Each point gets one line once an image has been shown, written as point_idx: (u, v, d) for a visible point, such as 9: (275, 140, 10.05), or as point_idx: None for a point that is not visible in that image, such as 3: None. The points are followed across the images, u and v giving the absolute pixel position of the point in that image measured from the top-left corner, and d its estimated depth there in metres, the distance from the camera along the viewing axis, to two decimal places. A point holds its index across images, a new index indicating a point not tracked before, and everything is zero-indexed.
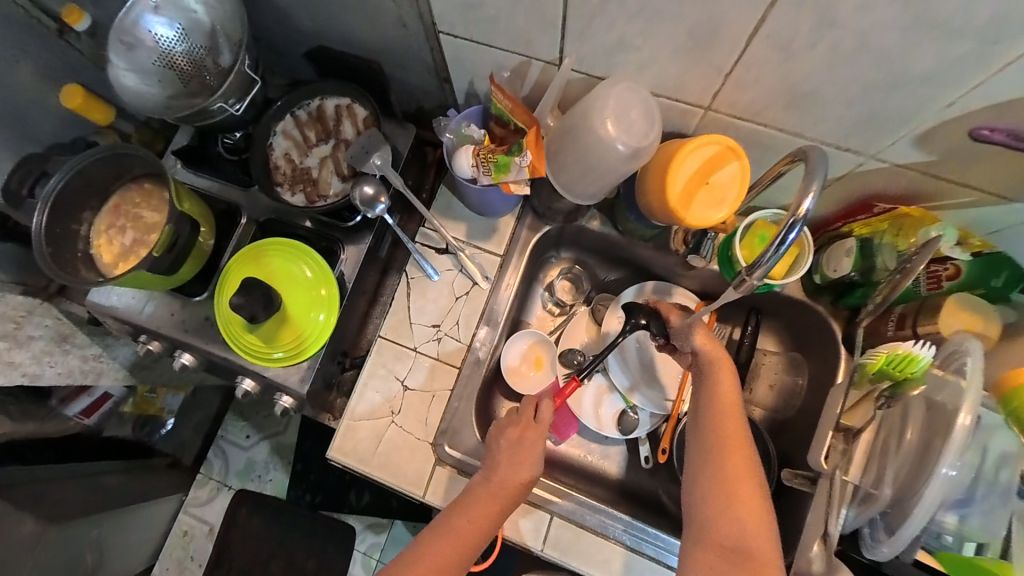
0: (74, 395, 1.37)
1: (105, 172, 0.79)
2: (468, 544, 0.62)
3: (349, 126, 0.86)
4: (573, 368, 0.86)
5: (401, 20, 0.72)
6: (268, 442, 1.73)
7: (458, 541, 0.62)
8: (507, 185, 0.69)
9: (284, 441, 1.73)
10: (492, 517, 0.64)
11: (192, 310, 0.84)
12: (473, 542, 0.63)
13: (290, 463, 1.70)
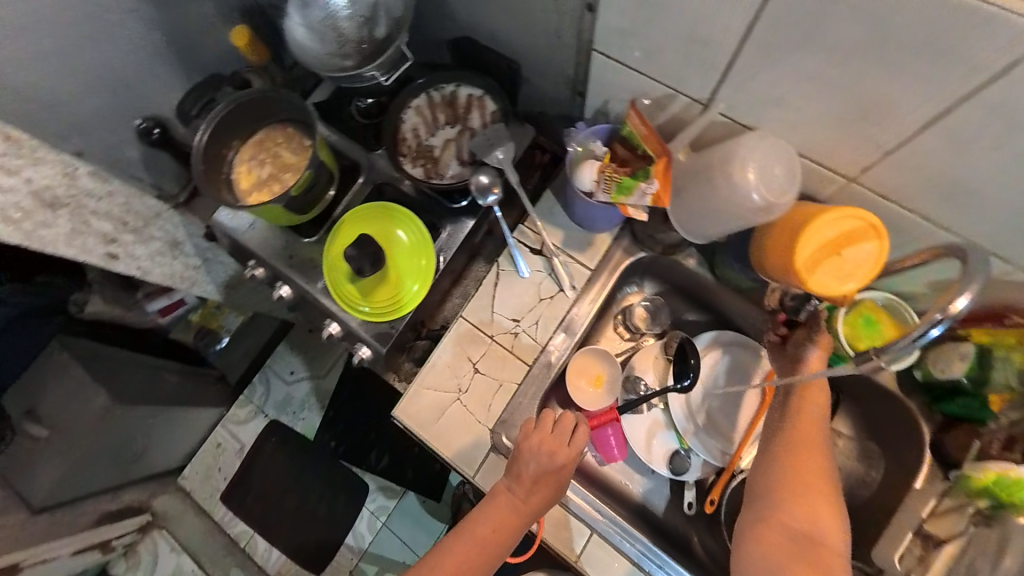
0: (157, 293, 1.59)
1: (259, 110, 0.87)
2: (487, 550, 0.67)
3: (477, 117, 0.90)
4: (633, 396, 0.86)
5: (558, 31, 0.76)
6: (308, 383, 1.84)
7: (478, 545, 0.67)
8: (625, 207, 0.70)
9: (323, 386, 1.83)
10: (512, 526, 0.68)
11: (299, 249, 0.91)
12: (491, 547, 0.68)
13: (324, 407, 1.80)
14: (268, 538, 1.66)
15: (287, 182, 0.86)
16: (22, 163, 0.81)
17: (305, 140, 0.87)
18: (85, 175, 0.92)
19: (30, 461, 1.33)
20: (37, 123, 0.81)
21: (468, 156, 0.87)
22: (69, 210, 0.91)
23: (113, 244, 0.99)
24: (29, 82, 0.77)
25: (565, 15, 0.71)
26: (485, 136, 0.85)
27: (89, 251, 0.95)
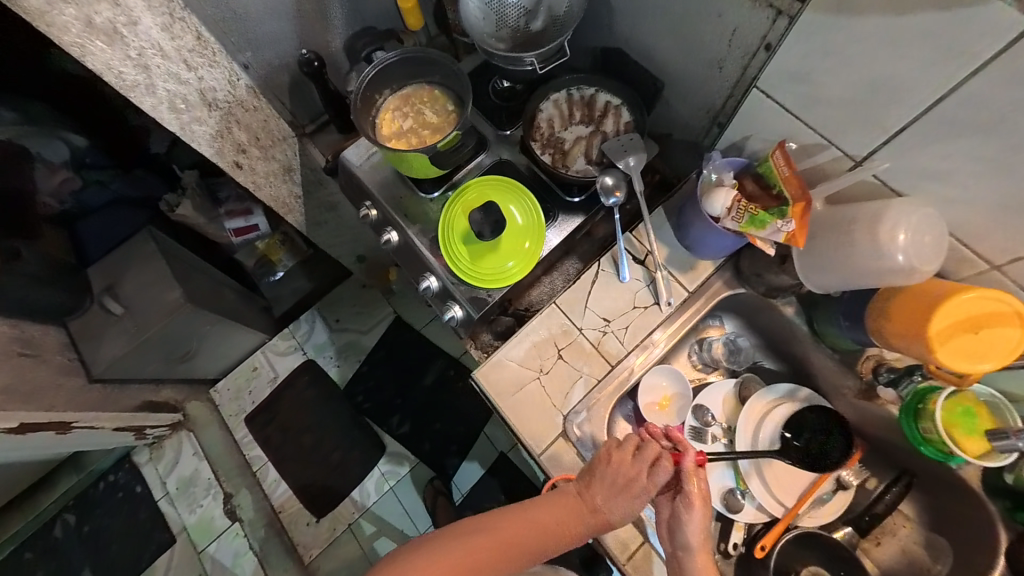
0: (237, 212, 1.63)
1: (413, 68, 0.91)
2: (538, 541, 0.69)
3: (611, 123, 0.91)
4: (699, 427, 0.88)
5: (720, 61, 0.75)
6: (349, 334, 1.90)
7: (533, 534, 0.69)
8: (752, 238, 0.71)
9: (362, 341, 1.88)
10: (569, 532, 0.69)
11: (415, 205, 0.96)
12: (544, 541, 0.69)
13: (359, 361, 1.86)
14: (279, 469, 1.72)
15: (427, 137, 0.90)
16: (200, 63, 0.88)
17: (450, 105, 0.91)
18: (243, 88, 0.98)
19: (99, 332, 1.42)
20: (223, 31, 0.88)
21: (597, 156, 0.89)
22: (218, 113, 0.97)
23: (241, 155, 1.08)
24: None
25: (734, 48, 0.72)
26: (620, 142, 0.85)
27: (221, 155, 1.04)
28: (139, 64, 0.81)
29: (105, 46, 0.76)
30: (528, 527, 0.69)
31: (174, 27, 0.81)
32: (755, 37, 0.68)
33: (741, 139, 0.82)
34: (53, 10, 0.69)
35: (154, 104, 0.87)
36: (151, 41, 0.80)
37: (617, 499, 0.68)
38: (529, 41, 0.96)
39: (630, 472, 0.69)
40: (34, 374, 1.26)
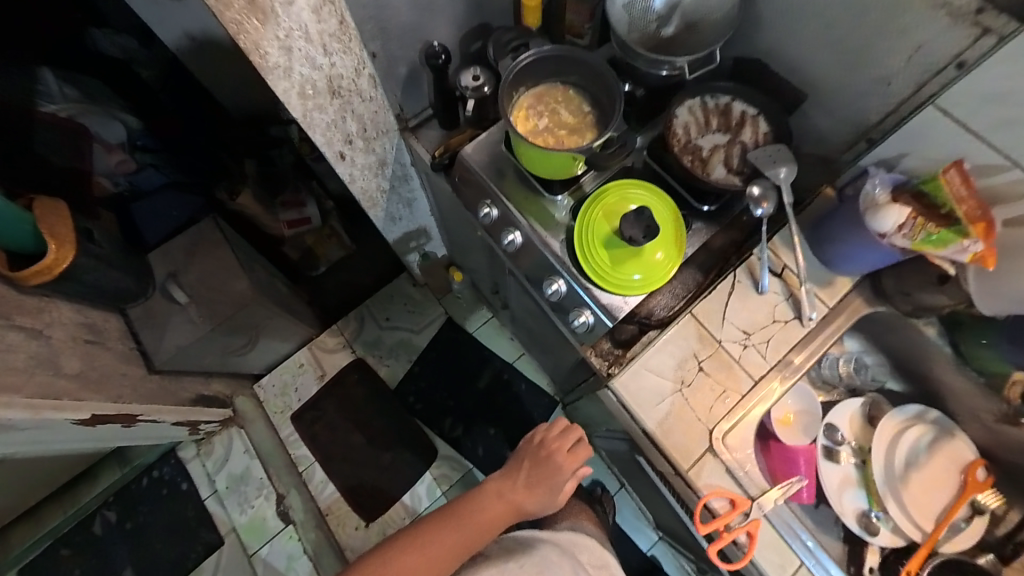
0: (292, 202, 1.56)
1: (553, 67, 0.88)
2: (493, 518, 1.03)
3: (749, 133, 0.90)
4: (828, 446, 0.87)
5: (889, 77, 0.75)
6: (399, 333, 1.85)
7: (490, 512, 1.03)
8: (931, 258, 0.73)
9: (413, 340, 1.84)
10: (518, 505, 1.05)
11: (543, 204, 0.93)
12: (503, 517, 1.04)
13: (410, 360, 1.82)
14: (327, 470, 1.66)
15: (566, 137, 0.88)
16: (335, 48, 0.84)
17: (587, 107, 0.89)
18: (365, 77, 0.95)
19: (162, 320, 1.36)
20: (364, 18, 0.85)
21: (738, 165, 0.88)
22: (339, 100, 0.94)
23: (346, 146, 1.04)
24: None
25: (912, 66, 0.71)
26: (768, 153, 0.84)
27: (330, 144, 1.00)
28: (283, 45, 0.77)
29: (259, 24, 0.72)
30: (491, 507, 1.04)
31: (323, 9, 0.77)
32: (946, 54, 0.68)
33: (897, 157, 0.81)
34: None
35: (286, 89, 0.83)
36: (300, 23, 0.76)
37: (546, 477, 1.06)
38: (664, 48, 0.94)
39: (553, 456, 1.08)
40: (101, 363, 1.19)
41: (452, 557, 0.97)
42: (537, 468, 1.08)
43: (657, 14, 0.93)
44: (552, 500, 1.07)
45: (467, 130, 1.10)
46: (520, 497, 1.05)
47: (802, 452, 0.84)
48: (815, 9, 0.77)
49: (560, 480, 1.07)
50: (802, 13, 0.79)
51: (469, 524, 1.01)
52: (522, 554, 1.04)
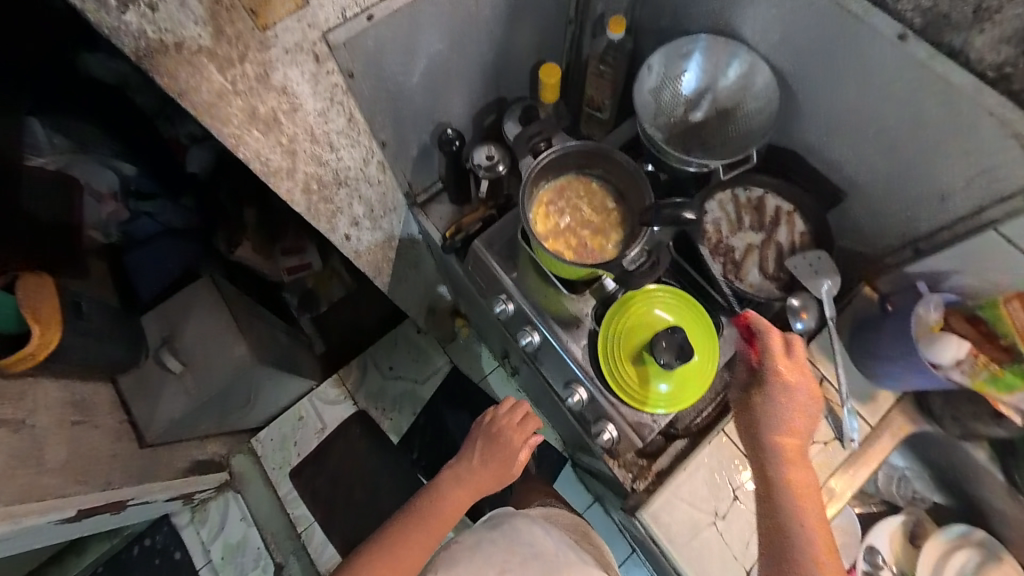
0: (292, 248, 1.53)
1: (578, 161, 0.83)
2: (453, 512, 0.94)
3: (785, 233, 0.84)
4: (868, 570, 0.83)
5: (946, 194, 0.69)
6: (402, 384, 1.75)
7: (449, 507, 0.94)
8: (997, 401, 0.68)
9: (418, 392, 1.74)
10: (476, 489, 0.97)
11: (563, 304, 0.86)
12: (461, 505, 0.95)
13: (414, 413, 1.73)
14: (327, 530, 1.60)
15: (593, 238, 0.82)
16: (344, 144, 0.78)
17: (613, 204, 0.83)
18: (375, 163, 0.88)
19: (154, 388, 1.29)
20: (378, 113, 0.79)
21: (775, 271, 0.82)
22: (346, 189, 0.87)
23: (353, 227, 0.98)
24: (396, 76, 0.74)
25: (973, 187, 0.66)
26: (807, 261, 0.79)
27: (335, 228, 0.94)
28: (288, 149, 0.71)
29: (260, 134, 0.65)
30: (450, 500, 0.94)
31: (331, 111, 0.71)
32: (1014, 183, 0.62)
33: (950, 271, 0.76)
34: (222, 102, 0.58)
35: (290, 188, 0.77)
36: (306, 126, 0.70)
37: (499, 456, 0.99)
38: (697, 140, 0.87)
39: (504, 430, 1.01)
40: (89, 444, 1.12)
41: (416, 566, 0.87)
42: (490, 444, 1.00)
43: (686, 99, 0.87)
44: (509, 474, 0.99)
45: (480, 208, 1.04)
46: (481, 481, 0.97)
47: None
48: (864, 115, 0.72)
49: (513, 450, 1.00)
50: (851, 117, 0.74)
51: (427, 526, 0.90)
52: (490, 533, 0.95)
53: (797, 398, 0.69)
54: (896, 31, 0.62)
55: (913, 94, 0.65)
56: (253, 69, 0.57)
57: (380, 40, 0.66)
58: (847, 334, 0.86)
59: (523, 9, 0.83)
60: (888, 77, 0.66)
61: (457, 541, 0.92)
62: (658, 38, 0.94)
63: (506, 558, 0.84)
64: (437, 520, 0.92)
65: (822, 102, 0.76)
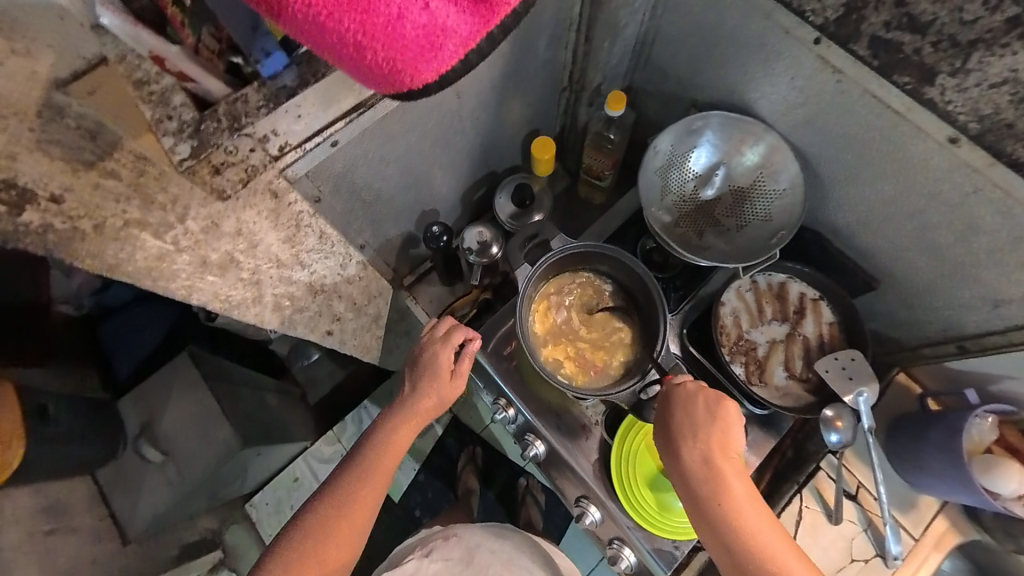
0: None
1: (583, 260, 0.76)
2: (389, 461, 0.70)
3: (810, 324, 0.76)
4: None
5: (999, 301, 0.61)
6: None
7: (381, 461, 0.69)
8: None
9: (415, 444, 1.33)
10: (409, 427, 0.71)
11: (569, 409, 0.77)
12: (394, 452, 0.71)
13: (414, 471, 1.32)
14: None
15: (587, 354, 0.75)
16: (317, 257, 0.69)
17: (616, 302, 0.77)
18: (354, 263, 0.78)
19: (135, 480, 1.16)
20: (350, 219, 0.70)
21: (801, 371, 0.75)
22: (323, 296, 0.77)
23: (335, 322, 0.84)
24: (371, 184, 0.67)
25: None
26: (841, 365, 0.72)
27: (314, 328, 0.80)
28: (251, 280, 0.62)
29: (217, 278, 0.57)
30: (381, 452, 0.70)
31: (297, 236, 0.62)
32: None
33: (996, 372, 0.69)
34: (165, 263, 0.50)
35: (259, 313, 0.68)
36: (271, 256, 0.61)
37: (428, 380, 0.72)
38: (709, 222, 0.78)
39: (427, 349, 0.73)
40: (63, 556, 1.02)
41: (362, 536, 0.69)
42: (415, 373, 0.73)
43: (696, 175, 0.78)
44: (449, 396, 0.73)
45: (473, 290, 0.94)
46: (414, 416, 0.72)
47: None
48: (903, 210, 0.63)
49: (444, 375, 0.72)
50: (887, 210, 0.65)
51: (358, 489, 0.68)
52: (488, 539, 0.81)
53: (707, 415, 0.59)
54: (946, 134, 0.53)
55: (966, 202, 0.56)
56: (198, 225, 0.50)
57: (347, 158, 0.57)
58: (884, 435, 0.82)
59: (513, 89, 0.74)
60: (933, 178, 0.57)
61: (454, 534, 0.83)
62: (661, 103, 0.85)
63: (501, 575, 0.75)
64: (368, 476, 0.69)
65: (854, 191, 0.67)
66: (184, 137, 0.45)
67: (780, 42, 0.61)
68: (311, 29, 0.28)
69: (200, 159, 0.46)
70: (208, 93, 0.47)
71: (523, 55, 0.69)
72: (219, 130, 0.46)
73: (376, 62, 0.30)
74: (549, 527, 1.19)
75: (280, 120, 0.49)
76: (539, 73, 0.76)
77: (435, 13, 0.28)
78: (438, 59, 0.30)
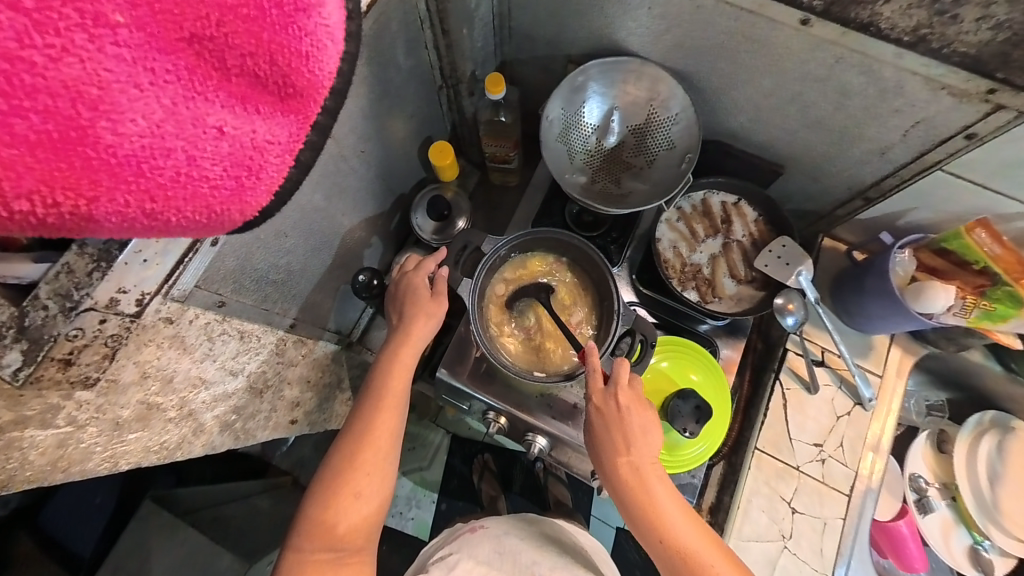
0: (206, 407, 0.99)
1: (519, 247, 0.75)
2: (398, 384, 0.66)
3: (740, 227, 0.80)
4: (922, 497, 0.88)
5: (884, 149, 0.67)
6: (407, 476, 1.25)
7: (392, 384, 0.65)
8: (986, 329, 0.72)
9: (428, 478, 1.25)
10: (410, 346, 0.68)
11: (557, 393, 0.77)
12: (403, 373, 0.67)
13: (434, 503, 1.24)
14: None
15: (553, 349, 0.74)
16: (246, 359, 0.62)
17: (567, 275, 0.77)
18: (291, 344, 0.71)
19: None
20: (267, 305, 0.63)
21: (745, 272, 0.79)
22: (271, 392, 0.70)
23: (297, 410, 0.78)
24: (276, 262, 0.61)
25: (911, 137, 0.63)
26: (777, 255, 0.77)
27: (276, 425, 0.74)
28: (182, 416, 0.55)
29: (140, 433, 0.50)
30: (390, 376, 0.66)
31: (214, 349, 0.55)
32: (950, 126, 0.59)
33: (900, 210, 0.76)
34: (68, 447, 0.43)
35: (206, 441, 0.61)
36: (194, 382, 0.54)
37: (412, 302, 0.71)
38: (619, 167, 0.80)
39: (406, 276, 0.73)
40: None
41: (386, 480, 0.63)
42: (399, 299, 0.73)
43: (594, 128, 0.78)
44: (435, 309, 0.70)
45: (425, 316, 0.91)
46: (410, 336, 0.69)
47: (911, 537, 0.85)
48: (784, 96, 0.67)
49: (425, 293, 0.71)
50: (770, 101, 0.68)
51: (374, 420, 0.63)
52: (515, 530, 0.80)
53: (631, 415, 0.62)
54: (798, 18, 0.55)
55: (834, 72, 0.60)
56: (88, 392, 0.43)
57: (237, 249, 0.51)
58: (831, 297, 0.89)
59: (390, 108, 0.71)
60: (799, 59, 0.60)
61: (479, 526, 0.82)
62: (536, 68, 0.84)
63: (535, 556, 0.72)
64: (381, 404, 0.64)
65: (738, 94, 0.70)
66: (9, 343, 0.37)
67: None
68: (79, 225, 0.23)
69: (40, 361, 0.39)
70: (30, 279, 0.38)
71: (386, 69, 0.64)
72: (50, 318, 0.38)
73: (188, 218, 0.26)
74: (577, 501, 1.20)
75: (126, 274, 0.41)
76: (406, 81, 0.71)
77: (237, 134, 0.26)
78: (264, 178, 0.28)
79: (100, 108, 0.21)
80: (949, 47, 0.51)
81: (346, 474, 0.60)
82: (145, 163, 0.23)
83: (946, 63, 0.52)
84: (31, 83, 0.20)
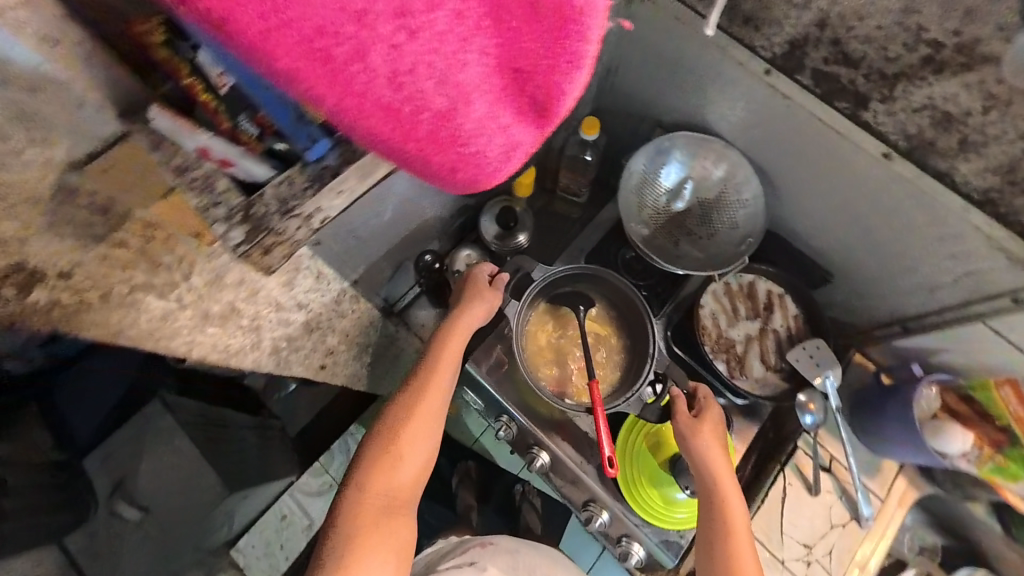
0: None
1: (572, 277, 0.82)
2: (449, 367, 0.72)
3: (779, 317, 0.84)
4: None
5: (933, 287, 0.71)
6: None
7: (442, 366, 0.71)
8: (999, 483, 0.75)
9: None
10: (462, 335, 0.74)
11: (571, 420, 0.80)
12: (452, 360, 0.72)
13: None
14: None
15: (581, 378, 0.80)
16: (313, 296, 0.68)
17: (608, 314, 0.83)
18: (347, 297, 0.77)
19: None
20: (344, 256, 0.70)
21: (775, 360, 0.83)
22: (318, 333, 0.76)
23: (328, 357, 0.84)
24: (367, 223, 0.68)
25: (962, 284, 0.67)
26: (810, 354, 0.80)
27: (309, 365, 0.80)
28: (251, 327, 0.61)
29: (218, 329, 0.56)
30: (442, 360, 0.71)
31: (294, 279, 0.62)
32: (1002, 285, 0.63)
33: (935, 348, 0.79)
34: (168, 321, 0.50)
35: (256, 357, 0.67)
36: (270, 301, 0.61)
37: (469, 295, 0.77)
38: (681, 229, 0.86)
39: (468, 275, 0.80)
40: None
41: (424, 462, 0.68)
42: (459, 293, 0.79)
43: (667, 190, 0.85)
44: (490, 306, 0.76)
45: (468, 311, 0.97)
46: (462, 327, 0.74)
47: None
48: (852, 214, 0.72)
49: (482, 290, 0.77)
50: (837, 213, 0.74)
51: (421, 398, 0.69)
52: (523, 548, 0.82)
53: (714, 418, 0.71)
54: (881, 151, 0.61)
55: (902, 206, 0.65)
56: (201, 281, 0.49)
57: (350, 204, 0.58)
58: (849, 409, 0.91)
59: None
60: (874, 187, 0.66)
61: (489, 540, 0.82)
62: (627, 123, 0.93)
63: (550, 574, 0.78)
64: (430, 386, 0.70)
65: (809, 199, 0.76)
66: (236, 222, 0.43)
67: (737, 73, 0.68)
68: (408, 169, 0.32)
69: (253, 242, 0.46)
70: (255, 177, 0.42)
71: None
72: (268, 213, 0.44)
73: (461, 181, 0.34)
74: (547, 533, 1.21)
75: (324, 199, 0.46)
76: None
77: (510, 133, 0.32)
78: (514, 163, 0.34)
79: (456, 93, 0.28)
80: (1015, 216, 0.56)
81: (391, 443, 0.67)
82: (461, 139, 0.30)
83: (1010, 228, 0.57)
84: (423, 74, 0.26)
